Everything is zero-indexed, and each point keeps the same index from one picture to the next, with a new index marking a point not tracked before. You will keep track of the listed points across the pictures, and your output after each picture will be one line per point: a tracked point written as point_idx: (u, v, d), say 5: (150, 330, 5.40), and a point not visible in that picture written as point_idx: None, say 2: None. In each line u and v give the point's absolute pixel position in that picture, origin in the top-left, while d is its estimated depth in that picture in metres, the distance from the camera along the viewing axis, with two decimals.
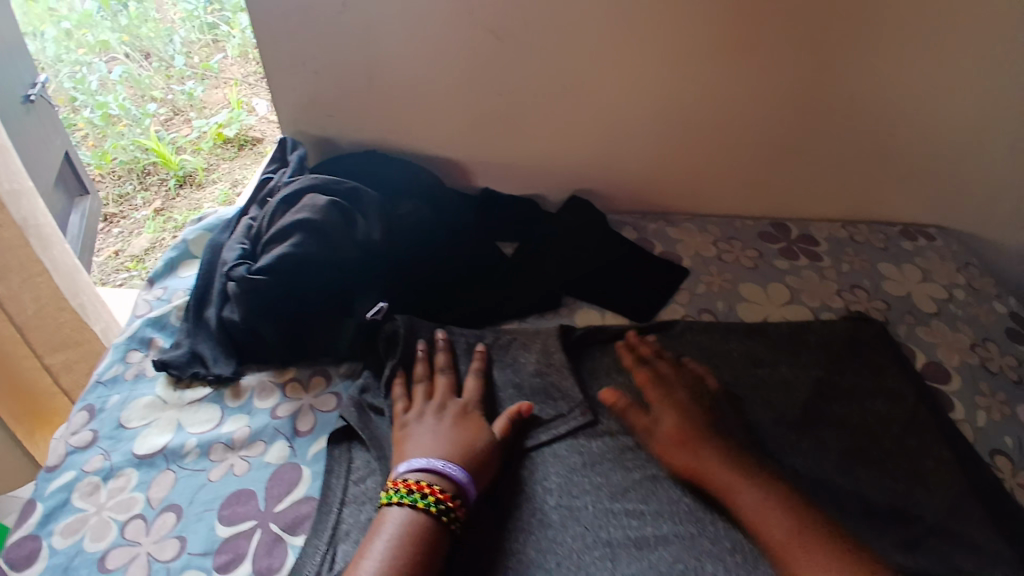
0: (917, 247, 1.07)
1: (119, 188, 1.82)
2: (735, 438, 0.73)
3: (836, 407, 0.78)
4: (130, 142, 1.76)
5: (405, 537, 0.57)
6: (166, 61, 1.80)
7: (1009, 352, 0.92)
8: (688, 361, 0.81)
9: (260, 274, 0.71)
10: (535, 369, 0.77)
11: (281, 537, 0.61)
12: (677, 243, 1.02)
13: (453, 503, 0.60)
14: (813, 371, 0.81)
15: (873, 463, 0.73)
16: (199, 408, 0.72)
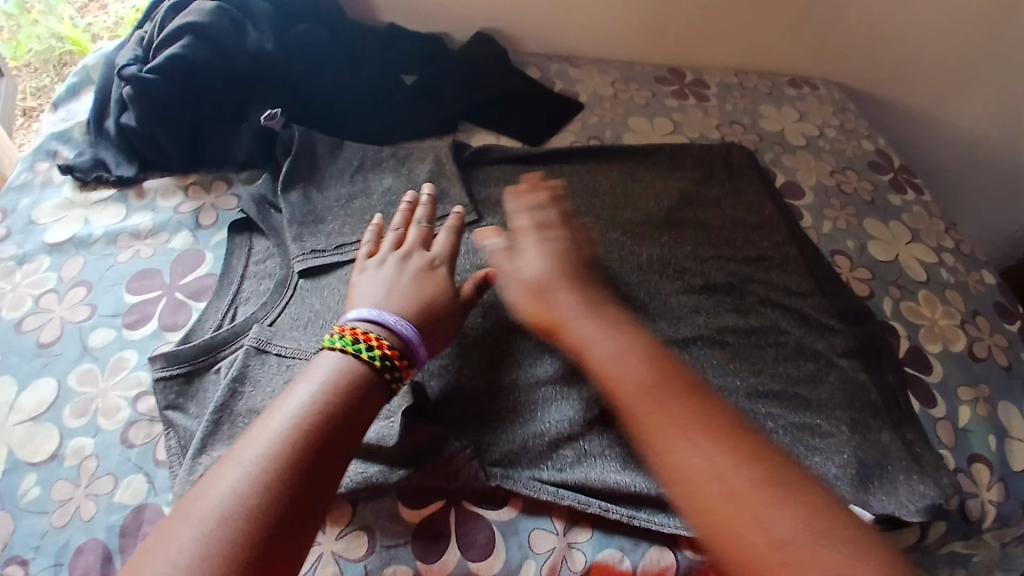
0: (800, 93, 1.15)
1: (36, 80, 1.41)
2: (602, 233, 0.82)
3: (699, 211, 0.87)
4: (41, 28, 1.36)
5: (334, 386, 0.55)
6: None
7: (867, 179, 1.00)
8: (570, 174, 0.89)
9: (152, 75, 0.77)
10: (426, 179, 0.83)
11: (188, 302, 0.69)
12: (577, 83, 1.07)
13: (398, 362, 0.58)
14: (680, 184, 0.89)
15: (725, 255, 0.82)
16: (105, 207, 0.78)
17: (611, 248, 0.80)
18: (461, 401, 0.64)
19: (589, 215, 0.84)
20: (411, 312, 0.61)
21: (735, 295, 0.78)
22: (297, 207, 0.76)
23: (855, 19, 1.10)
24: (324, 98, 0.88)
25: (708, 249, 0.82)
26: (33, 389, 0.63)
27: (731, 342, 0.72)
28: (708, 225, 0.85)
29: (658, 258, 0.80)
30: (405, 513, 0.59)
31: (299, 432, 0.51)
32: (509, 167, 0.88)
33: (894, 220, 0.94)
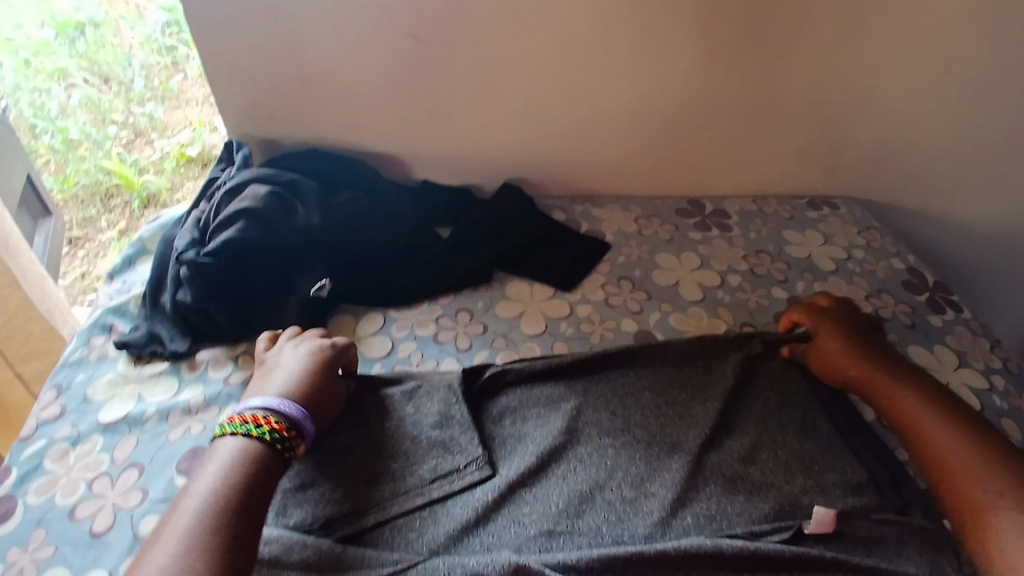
0: (821, 214, 1.18)
1: (85, 211, 1.64)
2: (632, 462, 0.73)
3: (746, 412, 0.79)
4: (94, 165, 1.61)
5: (239, 459, 0.61)
6: (126, 84, 1.64)
7: (903, 300, 1.00)
8: (598, 376, 0.82)
9: (207, 258, 0.81)
10: (442, 397, 0.76)
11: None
12: (601, 222, 1.12)
13: (286, 436, 0.65)
14: (733, 412, 0.78)
15: (780, 474, 0.72)
16: (158, 380, 0.81)
17: (643, 487, 0.70)
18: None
19: (617, 464, 0.72)
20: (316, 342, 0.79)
21: (818, 573, 0.63)
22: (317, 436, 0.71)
23: (862, 145, 1.16)
24: (364, 261, 0.94)
25: (763, 504, 0.70)
26: None
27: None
28: (759, 482, 0.72)
29: (712, 534, 0.67)
30: None
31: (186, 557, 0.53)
32: (535, 393, 0.80)
33: (936, 345, 0.93)
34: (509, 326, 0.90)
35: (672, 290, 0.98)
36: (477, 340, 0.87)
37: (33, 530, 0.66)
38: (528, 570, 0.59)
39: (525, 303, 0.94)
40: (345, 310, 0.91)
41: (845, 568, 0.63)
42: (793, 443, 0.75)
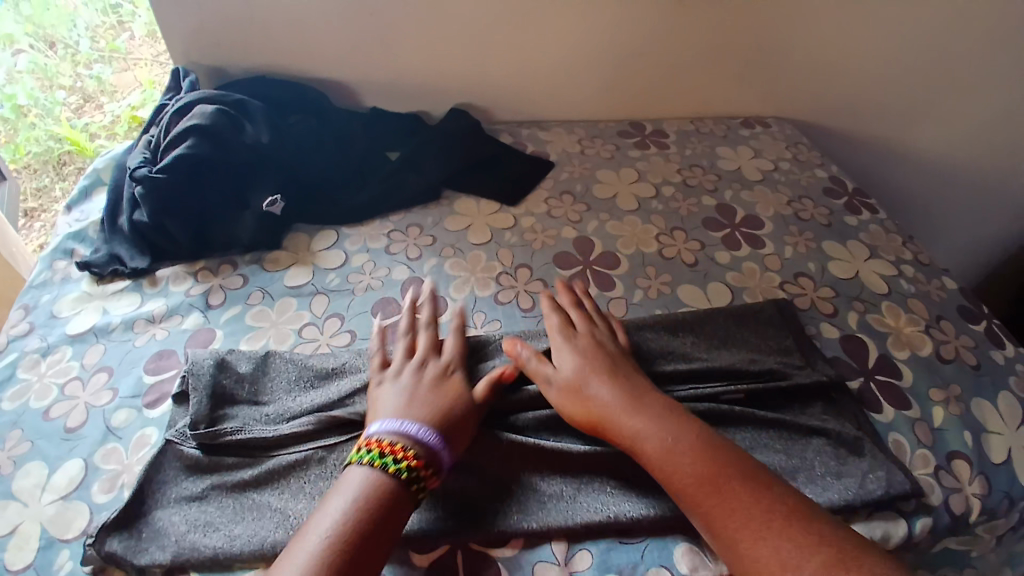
0: (753, 131, 1.25)
1: (38, 182, 1.58)
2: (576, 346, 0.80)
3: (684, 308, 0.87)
4: (44, 133, 1.53)
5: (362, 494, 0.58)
6: (70, 46, 1.56)
7: (823, 205, 1.09)
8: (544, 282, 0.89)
9: (160, 174, 0.85)
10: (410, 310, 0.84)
11: (184, 373, 0.73)
12: (546, 144, 1.17)
13: (419, 468, 0.60)
14: (660, 302, 0.87)
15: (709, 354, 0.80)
16: (122, 296, 0.85)
17: None
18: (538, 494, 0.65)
19: None
20: (429, 417, 0.64)
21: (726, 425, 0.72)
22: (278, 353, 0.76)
23: (791, 64, 1.21)
24: (316, 182, 0.98)
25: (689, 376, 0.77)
26: (63, 470, 0.67)
27: None
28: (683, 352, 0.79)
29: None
30: (417, 560, 0.61)
31: None
32: (482, 296, 0.87)
33: (851, 240, 1.02)
34: (458, 236, 0.96)
35: (611, 202, 1.04)
36: (427, 251, 0.93)
37: (9, 430, 0.70)
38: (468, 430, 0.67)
39: (472, 217, 0.99)
40: (301, 228, 0.95)
41: (752, 421, 0.73)
42: (720, 322, 0.84)
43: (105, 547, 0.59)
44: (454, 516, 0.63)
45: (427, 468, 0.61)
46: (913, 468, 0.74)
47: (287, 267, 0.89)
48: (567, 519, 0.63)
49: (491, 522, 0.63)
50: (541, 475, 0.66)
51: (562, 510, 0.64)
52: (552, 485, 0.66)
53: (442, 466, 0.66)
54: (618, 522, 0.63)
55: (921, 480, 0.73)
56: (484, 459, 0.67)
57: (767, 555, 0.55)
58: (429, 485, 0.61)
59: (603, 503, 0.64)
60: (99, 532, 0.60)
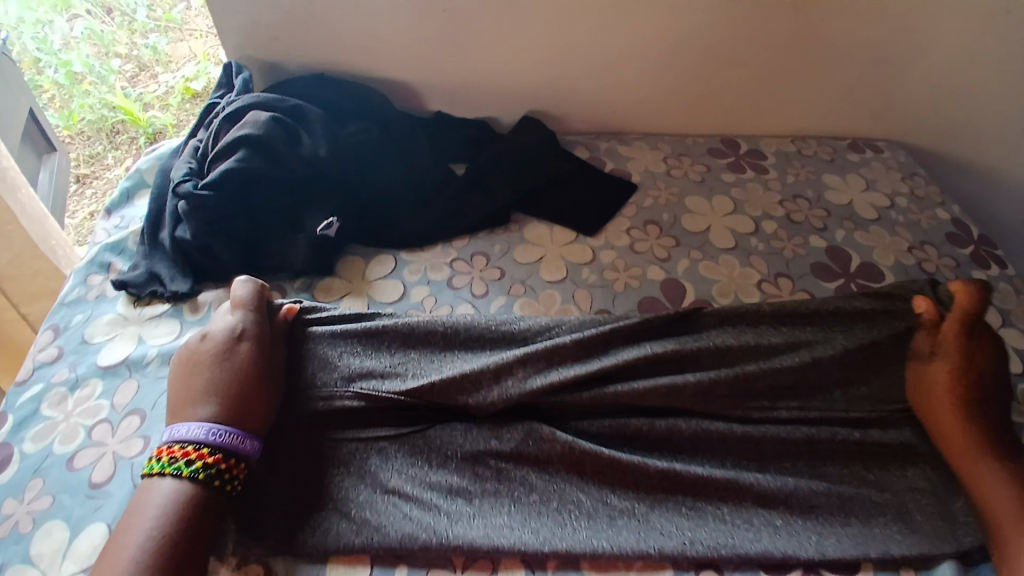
0: (864, 157, 1.09)
1: (90, 148, 1.50)
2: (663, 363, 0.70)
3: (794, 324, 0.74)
4: (98, 100, 1.44)
5: (174, 501, 0.55)
6: (128, 15, 1.46)
7: (948, 254, 0.93)
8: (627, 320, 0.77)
9: (206, 190, 0.77)
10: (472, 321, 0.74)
11: None
12: (628, 161, 1.04)
13: (225, 467, 0.58)
14: None
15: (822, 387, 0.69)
16: (159, 323, 0.78)
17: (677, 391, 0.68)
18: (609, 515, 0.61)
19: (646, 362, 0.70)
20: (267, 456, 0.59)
21: (822, 454, 0.65)
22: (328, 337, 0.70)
23: (917, 82, 1.05)
24: (373, 198, 0.89)
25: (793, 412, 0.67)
26: (86, 533, 0.60)
27: (812, 523, 0.61)
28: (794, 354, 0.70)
29: (730, 397, 0.67)
30: None
31: None
32: None
33: None
34: (529, 271, 0.84)
35: (702, 236, 0.91)
36: (493, 286, 0.82)
37: (30, 479, 0.63)
38: (540, 432, 0.64)
39: (544, 247, 0.88)
40: (355, 251, 0.86)
41: (850, 453, 0.65)
42: (840, 324, 0.73)
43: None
44: (519, 528, 0.60)
45: (232, 467, 0.58)
46: None
47: (339, 298, 0.79)
48: (643, 547, 0.58)
49: (555, 540, 0.59)
50: (613, 488, 0.63)
51: (632, 534, 0.59)
52: (624, 499, 0.62)
53: (511, 474, 0.63)
54: (692, 554, 0.58)
55: None
56: (555, 467, 0.64)
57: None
58: (238, 476, 0.58)
59: (675, 528, 0.60)
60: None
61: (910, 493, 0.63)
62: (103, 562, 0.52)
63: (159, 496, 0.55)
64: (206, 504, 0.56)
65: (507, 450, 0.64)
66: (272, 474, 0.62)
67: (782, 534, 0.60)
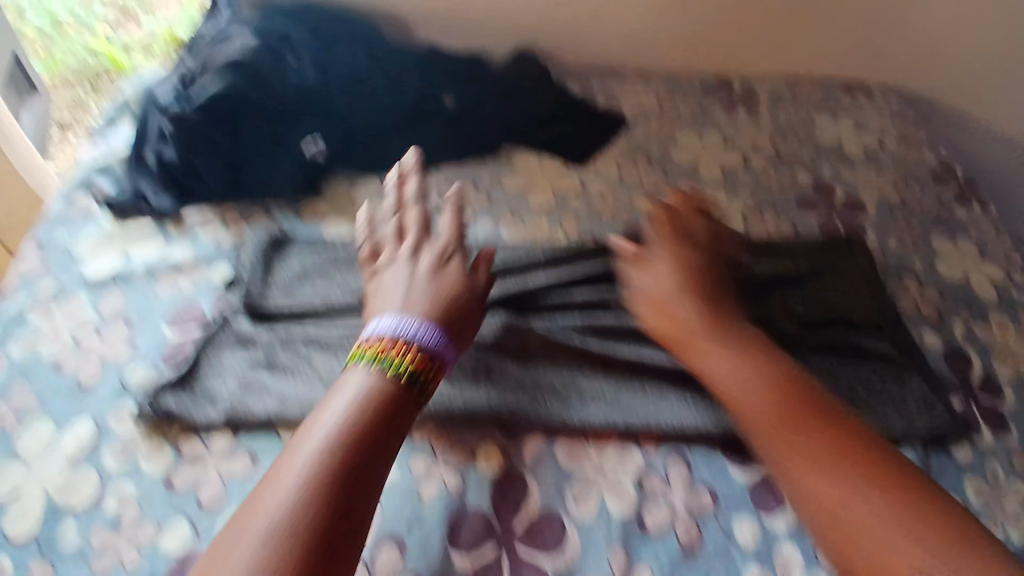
0: (856, 99, 1.08)
1: (72, 93, 1.39)
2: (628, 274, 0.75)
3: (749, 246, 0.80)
4: (82, 49, 1.44)
5: (366, 394, 0.53)
6: None
7: (932, 192, 0.94)
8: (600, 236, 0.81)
9: (195, 112, 0.77)
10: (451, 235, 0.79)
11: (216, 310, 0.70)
12: (620, 96, 1.03)
13: (420, 364, 0.56)
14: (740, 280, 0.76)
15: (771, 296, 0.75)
16: (143, 239, 0.77)
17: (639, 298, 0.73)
18: (580, 395, 0.65)
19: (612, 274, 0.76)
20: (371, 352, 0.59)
21: (775, 349, 0.71)
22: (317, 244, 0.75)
23: (911, 22, 1.04)
24: (364, 122, 0.87)
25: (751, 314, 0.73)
26: (73, 431, 0.61)
27: None
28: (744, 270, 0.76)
29: None
30: (457, 557, 0.56)
31: (308, 480, 0.46)
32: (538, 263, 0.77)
33: (961, 237, 0.88)
34: (517, 196, 0.85)
35: (691, 169, 0.91)
36: (481, 210, 0.82)
37: (17, 382, 0.64)
38: (519, 327, 0.70)
39: (532, 174, 0.88)
40: (341, 174, 0.85)
41: (799, 346, 0.71)
42: (785, 248, 0.80)
43: (160, 404, 0.61)
44: (498, 403, 0.64)
45: (428, 365, 0.57)
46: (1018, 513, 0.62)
47: (326, 218, 0.80)
48: (612, 421, 0.63)
49: (529, 413, 0.64)
50: (584, 372, 0.67)
51: (601, 411, 0.64)
52: (594, 382, 0.66)
53: (489, 356, 0.67)
54: (659, 428, 0.63)
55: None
56: (530, 353, 0.68)
57: (885, 535, 0.48)
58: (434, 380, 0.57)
59: (642, 407, 0.65)
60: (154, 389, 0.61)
61: (856, 384, 0.69)
62: (274, 470, 0.49)
63: (371, 391, 0.53)
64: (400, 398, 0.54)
65: (486, 339, 0.68)
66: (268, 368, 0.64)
67: None
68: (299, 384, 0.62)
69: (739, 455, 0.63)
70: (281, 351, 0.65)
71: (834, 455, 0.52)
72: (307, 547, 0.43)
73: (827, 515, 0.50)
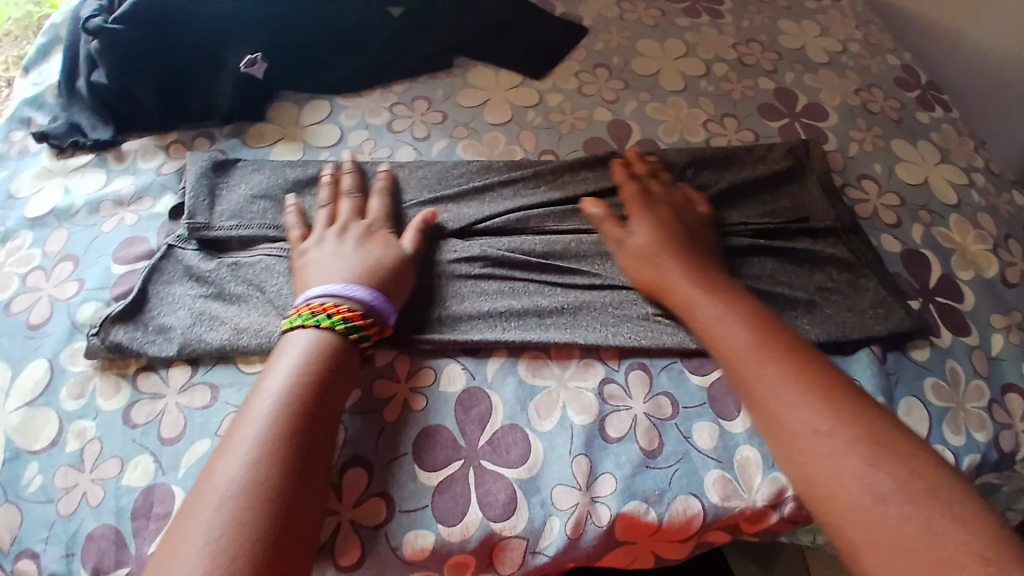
0: (821, 4, 1.05)
1: None
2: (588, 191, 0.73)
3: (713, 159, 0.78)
4: None
5: (311, 355, 0.53)
6: None
7: (894, 96, 0.93)
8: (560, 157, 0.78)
9: (117, 24, 0.71)
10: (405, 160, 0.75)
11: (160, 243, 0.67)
12: (579, 5, 0.98)
13: (365, 324, 0.56)
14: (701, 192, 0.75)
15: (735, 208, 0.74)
16: (84, 174, 0.74)
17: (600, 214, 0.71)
18: (537, 312, 0.63)
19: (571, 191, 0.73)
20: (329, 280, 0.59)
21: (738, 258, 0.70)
22: (264, 171, 0.71)
23: None
24: (306, 38, 0.83)
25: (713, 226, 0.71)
26: (28, 372, 0.60)
27: None
28: (698, 183, 0.75)
29: None
30: (422, 476, 0.55)
31: (269, 444, 0.47)
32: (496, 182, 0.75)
33: (921, 140, 0.88)
34: (472, 114, 0.82)
35: (652, 79, 0.88)
36: (436, 130, 0.79)
37: None
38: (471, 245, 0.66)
39: (488, 91, 0.84)
40: (287, 97, 0.81)
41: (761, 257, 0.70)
42: (750, 159, 0.78)
43: (110, 338, 0.59)
44: (451, 324, 0.62)
45: (368, 325, 0.57)
46: (964, 400, 0.65)
47: (273, 143, 0.76)
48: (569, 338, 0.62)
49: (487, 333, 0.61)
50: (540, 290, 0.65)
51: (556, 329, 0.62)
52: (551, 299, 0.64)
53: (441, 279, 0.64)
54: (617, 341, 0.62)
55: (972, 413, 0.64)
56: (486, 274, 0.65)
57: (842, 463, 0.47)
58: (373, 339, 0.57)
59: (600, 323, 0.63)
60: (103, 324, 0.60)
61: (817, 291, 0.68)
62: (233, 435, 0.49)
63: (309, 355, 0.54)
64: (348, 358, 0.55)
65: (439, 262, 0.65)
66: (219, 301, 0.62)
67: None
68: (252, 313, 0.61)
69: (702, 361, 0.62)
70: (230, 281, 0.63)
71: (794, 388, 0.51)
72: (272, 509, 0.45)
73: (788, 441, 0.49)
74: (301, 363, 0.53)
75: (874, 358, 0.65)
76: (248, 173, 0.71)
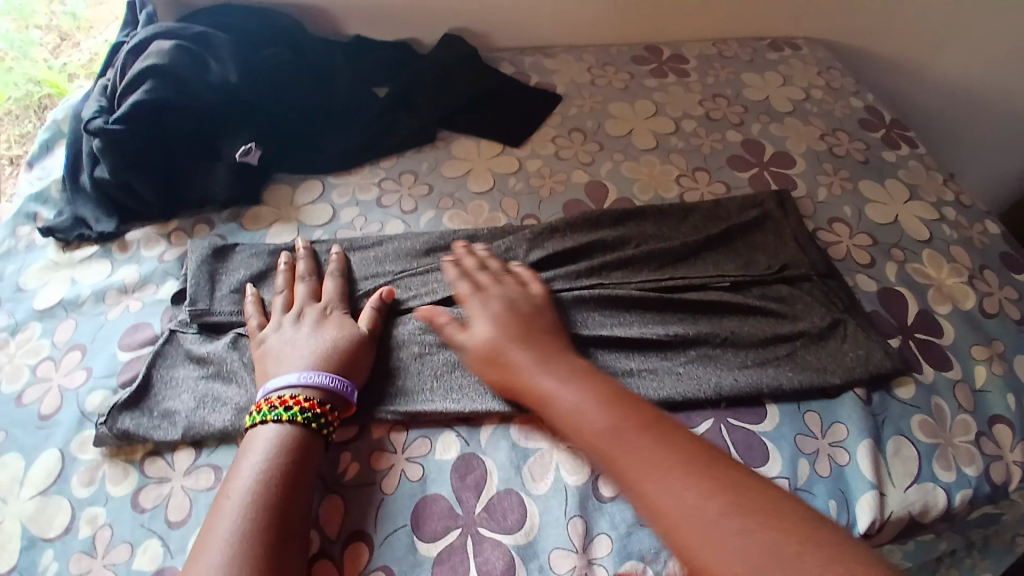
0: (782, 55, 1.12)
1: None
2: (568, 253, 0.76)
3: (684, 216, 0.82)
4: None
5: (277, 448, 0.56)
6: None
7: (859, 138, 0.98)
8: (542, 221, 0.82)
9: (117, 123, 0.75)
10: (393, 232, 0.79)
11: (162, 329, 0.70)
12: (552, 73, 1.05)
13: (324, 412, 0.58)
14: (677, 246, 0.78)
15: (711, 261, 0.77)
16: (90, 265, 0.78)
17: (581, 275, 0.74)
18: None
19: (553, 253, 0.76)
20: (327, 361, 0.62)
21: (719, 310, 0.72)
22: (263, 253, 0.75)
23: None
24: (297, 125, 0.90)
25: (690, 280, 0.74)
26: (39, 462, 0.62)
27: (711, 366, 0.67)
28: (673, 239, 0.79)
29: (625, 273, 0.75)
30: (422, 548, 0.56)
31: (238, 543, 0.49)
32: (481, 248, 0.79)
33: (889, 179, 0.92)
34: (456, 184, 0.86)
35: (625, 140, 0.94)
36: (423, 202, 0.84)
37: None
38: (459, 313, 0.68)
39: (471, 160, 0.89)
40: (281, 179, 0.86)
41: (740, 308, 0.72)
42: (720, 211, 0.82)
43: (117, 426, 0.62)
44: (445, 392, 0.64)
45: (330, 411, 0.59)
46: (952, 435, 0.66)
47: (268, 225, 0.80)
48: None
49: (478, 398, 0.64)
50: None
51: None
52: None
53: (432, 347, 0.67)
54: None
55: (961, 449, 0.65)
56: None
57: None
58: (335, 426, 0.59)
59: None
60: (110, 412, 0.62)
61: (799, 336, 0.70)
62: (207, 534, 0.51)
63: (277, 447, 0.56)
64: (310, 444, 0.57)
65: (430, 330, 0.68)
66: (221, 380, 0.65)
67: (684, 377, 0.66)
68: (251, 390, 0.63)
69: (689, 413, 0.65)
70: (231, 360, 0.66)
71: None
72: None
73: None
74: (271, 456, 0.55)
75: (860, 402, 0.67)
76: (248, 255, 0.75)
